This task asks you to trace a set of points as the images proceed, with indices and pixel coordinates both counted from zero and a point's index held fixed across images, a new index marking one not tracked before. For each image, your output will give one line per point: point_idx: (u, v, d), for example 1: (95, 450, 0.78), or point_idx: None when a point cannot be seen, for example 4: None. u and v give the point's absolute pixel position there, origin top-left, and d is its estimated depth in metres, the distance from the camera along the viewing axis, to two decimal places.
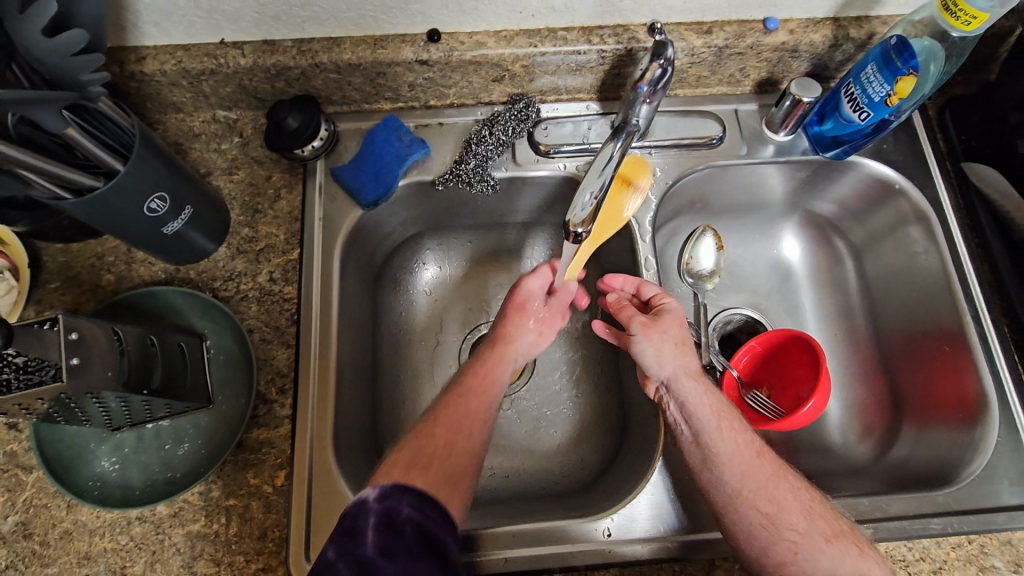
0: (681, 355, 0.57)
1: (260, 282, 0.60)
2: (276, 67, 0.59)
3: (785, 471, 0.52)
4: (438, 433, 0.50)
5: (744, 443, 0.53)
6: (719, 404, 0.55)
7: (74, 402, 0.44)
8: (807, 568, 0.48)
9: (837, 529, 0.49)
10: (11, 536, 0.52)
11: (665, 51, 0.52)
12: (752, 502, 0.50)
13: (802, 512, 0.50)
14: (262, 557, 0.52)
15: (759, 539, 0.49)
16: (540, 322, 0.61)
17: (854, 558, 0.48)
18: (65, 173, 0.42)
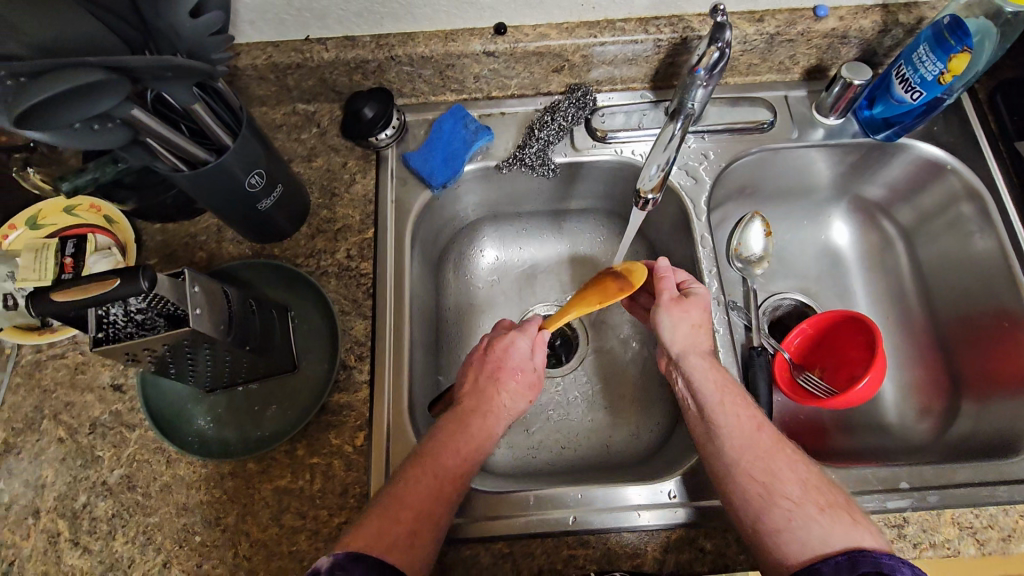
0: (697, 334, 0.60)
1: (338, 259, 0.65)
2: (355, 60, 0.64)
3: (784, 445, 0.52)
4: (403, 517, 0.48)
5: (744, 416, 0.54)
6: (724, 380, 0.57)
7: (188, 349, 0.48)
8: (799, 535, 0.46)
9: (832, 499, 0.48)
10: (117, 487, 0.56)
11: (724, 34, 0.50)
12: (747, 470, 0.50)
13: (797, 482, 0.49)
14: (344, 512, 0.55)
15: (753, 506, 0.49)
16: (521, 383, 0.59)
17: (851, 527, 0.46)
18: (187, 148, 0.47)
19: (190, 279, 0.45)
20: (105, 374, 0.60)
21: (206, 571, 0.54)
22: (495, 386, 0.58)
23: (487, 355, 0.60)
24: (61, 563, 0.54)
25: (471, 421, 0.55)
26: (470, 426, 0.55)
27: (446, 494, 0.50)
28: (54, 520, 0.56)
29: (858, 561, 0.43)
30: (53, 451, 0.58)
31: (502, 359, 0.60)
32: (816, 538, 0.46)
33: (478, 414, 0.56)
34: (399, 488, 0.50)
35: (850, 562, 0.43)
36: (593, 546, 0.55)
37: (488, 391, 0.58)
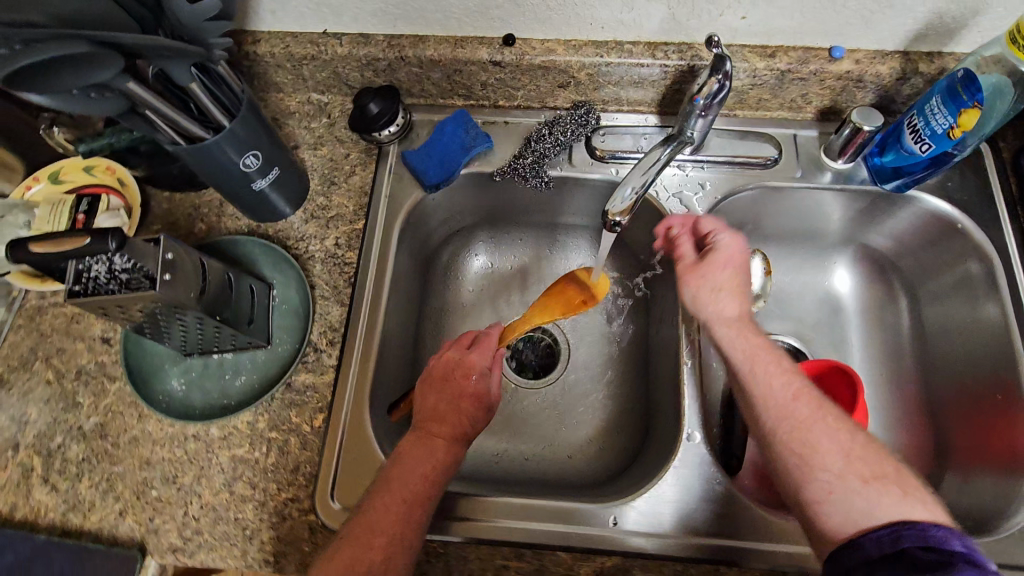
0: (725, 292, 0.57)
1: (326, 245, 0.67)
2: (367, 57, 0.67)
3: (826, 411, 0.50)
4: (376, 547, 0.48)
5: (781, 380, 0.52)
6: (756, 346, 0.54)
7: (176, 313, 0.51)
8: (839, 509, 0.44)
9: (879, 471, 0.45)
10: (90, 434, 0.60)
11: (724, 66, 0.54)
12: (785, 442, 0.49)
13: (837, 452, 0.47)
14: (293, 488, 0.57)
15: (793, 478, 0.48)
16: (478, 407, 0.58)
17: (898, 501, 0.43)
18: (184, 123, 0.49)
19: (164, 246, 0.47)
20: (97, 327, 0.64)
21: (157, 525, 0.56)
22: (458, 412, 0.57)
23: (435, 377, 0.60)
24: (29, 496, 0.58)
25: (435, 446, 0.55)
26: (430, 442, 0.55)
27: (414, 523, 0.50)
28: (30, 456, 0.59)
29: (901, 535, 0.40)
30: (39, 391, 0.62)
31: (451, 380, 0.59)
32: (859, 513, 0.43)
33: (441, 439, 0.55)
34: (367, 516, 0.50)
35: (892, 536, 0.41)
36: (527, 560, 0.55)
37: (437, 416, 0.57)
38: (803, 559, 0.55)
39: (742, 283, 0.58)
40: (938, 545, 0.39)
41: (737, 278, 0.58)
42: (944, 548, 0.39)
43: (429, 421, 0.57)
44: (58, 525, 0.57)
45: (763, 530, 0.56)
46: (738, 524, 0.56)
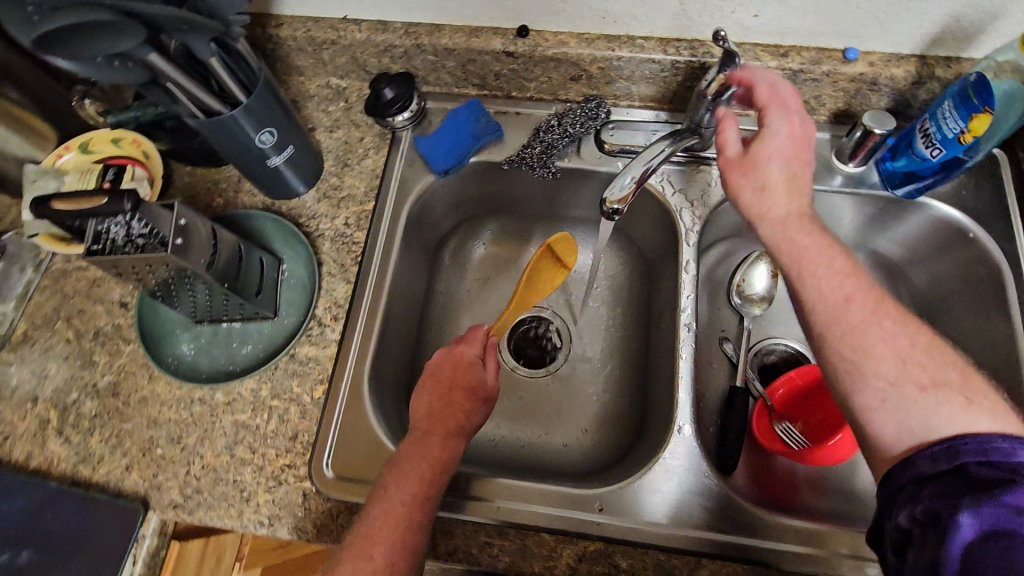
0: (774, 194, 0.54)
1: (336, 225, 0.69)
2: (384, 44, 0.69)
3: (884, 312, 0.47)
4: (378, 554, 0.48)
5: (835, 282, 0.49)
6: (808, 245, 0.52)
7: (187, 280, 0.54)
8: (894, 418, 0.43)
9: (939, 378, 0.43)
10: (104, 391, 0.63)
11: (732, 63, 0.55)
12: (838, 349, 0.47)
13: (894, 359, 0.45)
14: (290, 455, 0.59)
15: (844, 386, 0.46)
16: (473, 399, 0.59)
17: (960, 411, 0.41)
18: (202, 97, 0.52)
19: (179, 212, 0.50)
20: (116, 291, 0.67)
21: (161, 481, 0.59)
22: (452, 408, 0.58)
23: (430, 373, 0.61)
24: (44, 447, 0.61)
25: (431, 443, 0.55)
26: (427, 440, 0.55)
27: (415, 525, 0.50)
28: (47, 409, 0.63)
29: (959, 450, 0.39)
30: (60, 349, 0.65)
31: (447, 374, 0.60)
32: (917, 422, 0.42)
33: (437, 435, 0.55)
34: (366, 524, 0.50)
35: (949, 451, 0.40)
36: (511, 539, 0.56)
37: (434, 412, 0.57)
38: (786, 556, 0.55)
39: (794, 180, 0.54)
40: (999, 459, 0.38)
41: (790, 175, 0.54)
42: (1008, 460, 0.38)
43: (426, 419, 0.57)
44: (68, 476, 0.60)
45: (748, 524, 0.56)
46: (725, 517, 0.56)
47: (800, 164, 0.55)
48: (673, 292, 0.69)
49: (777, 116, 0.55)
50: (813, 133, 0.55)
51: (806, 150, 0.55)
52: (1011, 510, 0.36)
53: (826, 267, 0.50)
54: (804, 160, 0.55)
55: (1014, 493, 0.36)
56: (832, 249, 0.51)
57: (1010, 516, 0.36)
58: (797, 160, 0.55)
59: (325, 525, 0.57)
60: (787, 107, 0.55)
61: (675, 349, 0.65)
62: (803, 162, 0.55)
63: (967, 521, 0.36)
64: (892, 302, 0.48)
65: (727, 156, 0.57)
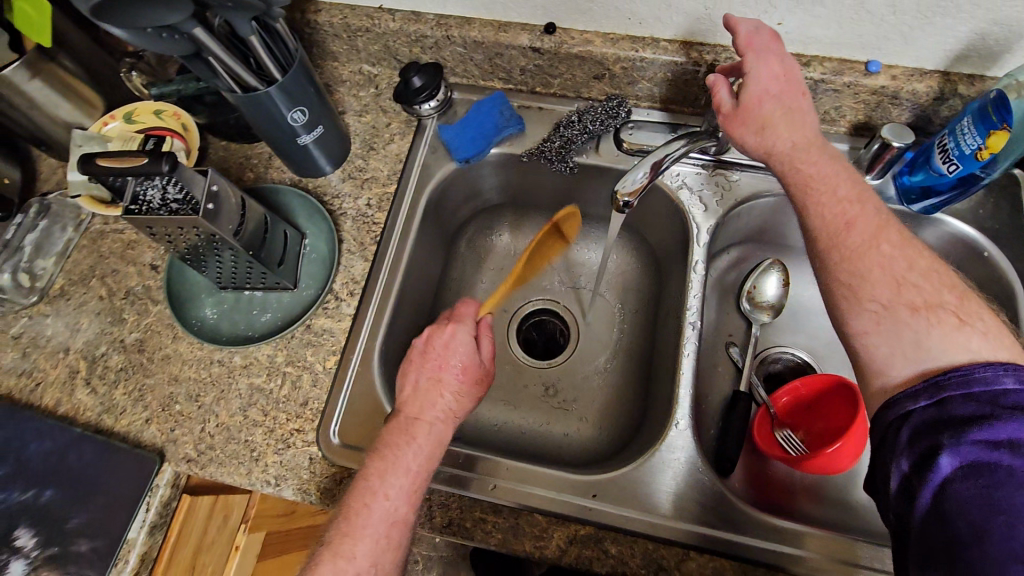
0: (775, 131, 0.57)
1: (359, 205, 0.72)
2: (416, 34, 0.72)
3: (883, 237, 0.51)
4: (359, 554, 0.49)
5: (837, 209, 0.53)
6: (810, 174, 0.55)
7: (215, 246, 0.57)
8: (888, 341, 0.46)
9: (933, 301, 0.47)
10: (131, 346, 0.67)
11: None
12: (836, 273, 0.51)
13: (888, 282, 0.48)
14: (299, 420, 0.62)
15: (842, 310, 0.50)
16: (467, 381, 0.61)
17: (952, 331, 0.44)
18: (240, 72, 0.55)
19: (210, 178, 0.53)
20: (148, 254, 0.71)
21: (177, 435, 0.62)
22: (442, 390, 0.59)
23: (417, 352, 0.61)
24: (72, 395, 0.65)
25: (418, 430, 0.56)
26: (414, 428, 0.56)
27: (400, 520, 0.52)
28: (77, 360, 0.66)
29: (942, 385, 0.41)
30: (93, 304, 0.69)
31: (435, 356, 0.61)
32: (910, 345, 0.45)
33: (424, 422, 0.57)
34: (349, 513, 0.51)
35: (933, 388, 0.42)
36: (504, 516, 0.58)
37: (423, 394, 0.59)
38: (775, 554, 0.55)
39: (789, 111, 0.57)
40: (980, 390, 0.40)
41: (785, 110, 0.57)
42: (989, 389, 0.40)
43: (413, 402, 0.58)
44: (93, 423, 0.63)
45: (739, 521, 0.57)
46: (716, 512, 0.57)
47: (792, 96, 0.57)
48: (681, 290, 0.70)
49: (755, 61, 0.56)
50: (796, 66, 0.57)
51: (794, 83, 0.57)
52: (985, 445, 0.38)
53: (829, 196, 0.54)
54: (795, 90, 0.57)
55: (992, 429, 0.38)
56: (835, 173, 0.55)
57: (987, 451, 0.38)
58: (789, 93, 0.57)
59: (327, 488, 0.59)
60: (765, 47, 0.56)
61: (679, 346, 0.66)
62: (794, 93, 0.57)
63: (946, 460, 0.39)
64: (892, 228, 0.51)
65: (722, 112, 0.59)
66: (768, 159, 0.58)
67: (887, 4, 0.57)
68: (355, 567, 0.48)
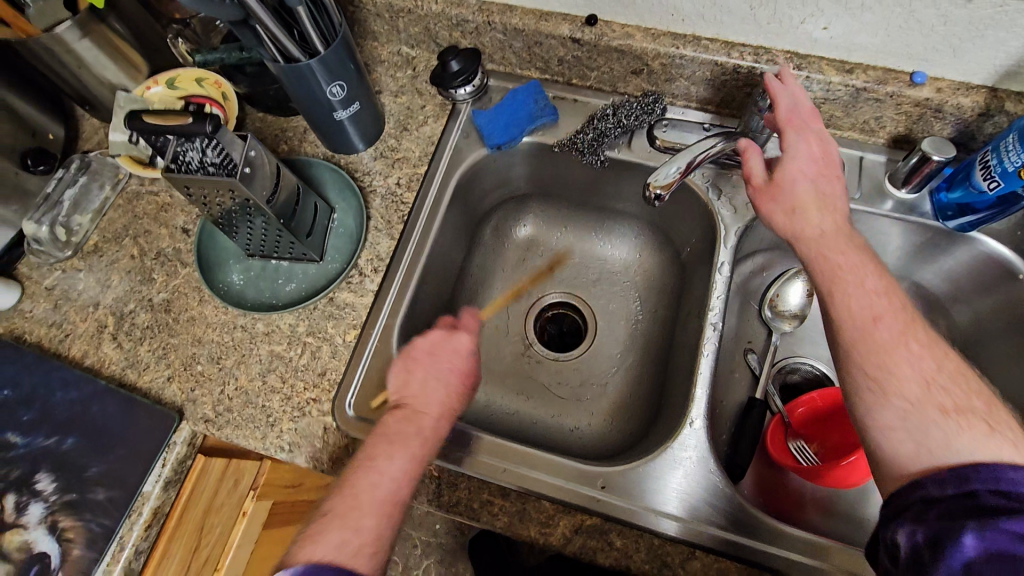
0: (806, 213, 0.56)
1: (389, 183, 0.73)
2: (457, 18, 0.72)
3: (910, 334, 0.49)
4: (365, 526, 0.49)
5: (865, 300, 0.51)
6: (839, 261, 0.53)
7: (248, 212, 0.58)
8: (916, 436, 0.45)
9: (962, 404, 0.45)
10: (158, 306, 0.68)
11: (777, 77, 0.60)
12: (860, 364, 0.49)
13: (916, 379, 0.47)
14: (316, 390, 0.63)
15: (863, 402, 0.48)
16: (470, 385, 0.61)
17: (982, 436, 0.43)
18: (285, 42, 0.56)
19: (249, 143, 0.54)
20: (181, 218, 0.72)
21: (197, 395, 0.63)
22: (446, 390, 0.58)
23: (413, 343, 0.60)
24: (99, 348, 0.66)
25: (424, 423, 0.56)
26: (420, 421, 0.56)
27: (401, 499, 0.51)
28: (106, 315, 0.68)
29: (969, 476, 0.41)
30: (124, 263, 0.71)
31: (433, 349, 0.60)
32: (936, 443, 0.44)
33: (431, 416, 0.56)
34: (348, 491, 0.51)
35: (959, 477, 0.41)
36: (511, 500, 0.58)
37: (424, 391, 0.58)
38: (780, 560, 0.55)
39: (822, 197, 0.56)
40: (1009, 489, 0.39)
41: (818, 194, 0.56)
42: (1018, 490, 0.39)
43: (413, 397, 0.57)
44: (116, 377, 0.65)
45: (747, 524, 0.56)
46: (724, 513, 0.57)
47: (827, 179, 0.57)
48: (704, 291, 0.70)
49: (794, 138, 0.58)
50: (833, 147, 0.58)
51: (831, 165, 0.57)
52: (1011, 536, 0.37)
53: (858, 285, 0.52)
54: (829, 175, 0.57)
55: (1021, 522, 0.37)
56: (864, 263, 0.53)
57: (1014, 542, 0.37)
58: (824, 177, 0.57)
59: (339, 459, 0.60)
60: (804, 126, 0.58)
61: (697, 345, 0.65)
62: (830, 178, 0.57)
63: (969, 541, 0.38)
64: (920, 325, 0.49)
65: (754, 185, 0.59)
66: (794, 242, 0.57)
67: (939, 13, 0.56)
68: (359, 535, 0.48)
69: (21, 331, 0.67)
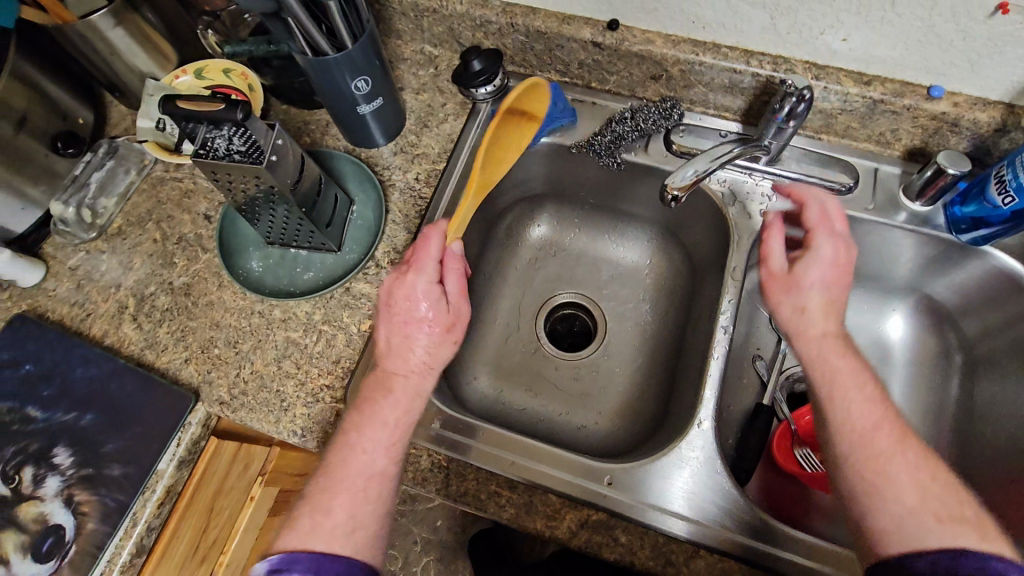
0: (814, 314, 0.57)
1: (408, 178, 0.74)
2: (481, 19, 0.73)
3: (905, 444, 0.50)
4: (336, 509, 0.52)
5: (864, 408, 0.52)
6: (839, 364, 0.55)
7: (272, 199, 0.59)
8: (908, 538, 0.46)
9: (954, 512, 0.46)
10: (178, 289, 0.69)
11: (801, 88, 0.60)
12: (857, 467, 0.50)
13: (911, 487, 0.48)
14: (330, 377, 0.64)
15: (859, 504, 0.50)
16: (441, 333, 0.59)
17: (970, 539, 0.44)
18: (314, 35, 0.57)
19: (276, 132, 0.55)
20: (203, 205, 0.74)
21: (212, 377, 0.65)
22: (416, 342, 0.58)
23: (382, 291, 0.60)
24: (119, 328, 0.68)
25: (397, 386, 0.57)
26: (391, 382, 0.57)
27: (376, 477, 0.54)
28: (127, 297, 0.69)
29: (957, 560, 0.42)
30: (147, 246, 0.72)
31: (392, 299, 0.58)
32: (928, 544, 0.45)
33: (402, 376, 0.57)
34: (326, 473, 0.54)
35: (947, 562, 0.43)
36: (518, 493, 0.59)
37: (395, 348, 0.58)
38: (784, 562, 0.55)
39: (832, 303, 0.57)
40: None
41: (829, 300, 0.57)
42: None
43: (387, 356, 0.58)
44: (135, 356, 0.66)
45: (752, 525, 0.57)
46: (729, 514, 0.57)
47: (841, 287, 0.58)
48: (716, 295, 0.71)
49: (822, 238, 0.59)
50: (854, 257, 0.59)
51: (848, 275, 0.58)
52: None
53: (857, 390, 0.53)
54: (845, 284, 0.58)
55: None
56: (863, 370, 0.55)
57: None
58: (839, 285, 0.58)
59: None
60: (834, 230, 0.60)
61: (707, 348, 0.66)
62: (844, 287, 0.58)
63: None
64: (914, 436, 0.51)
65: (770, 270, 0.60)
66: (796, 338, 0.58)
67: (958, 28, 0.57)
68: (331, 521, 0.51)
69: (44, 308, 0.69)
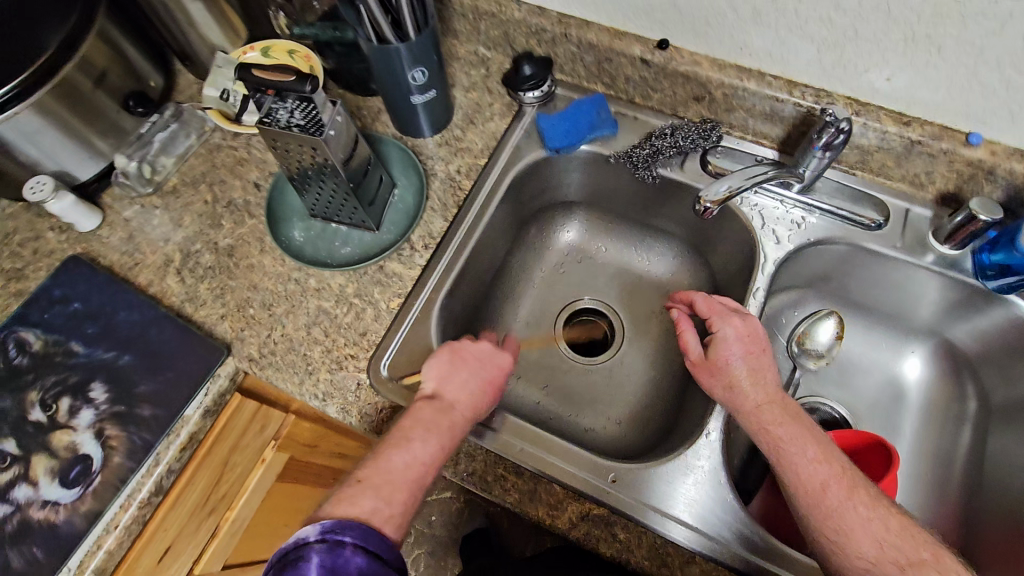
0: (742, 387, 0.59)
1: (449, 169, 0.77)
2: (537, 27, 0.77)
3: (855, 497, 0.52)
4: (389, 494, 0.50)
5: (810, 468, 0.54)
6: (776, 432, 0.57)
7: (324, 173, 0.63)
8: None
9: (913, 559, 0.49)
10: (222, 250, 0.73)
11: (839, 123, 0.62)
12: (820, 528, 0.52)
13: (872, 541, 0.50)
14: (355, 348, 0.67)
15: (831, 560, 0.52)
16: (490, 391, 0.61)
17: None
18: (382, 23, 0.61)
19: (337, 109, 0.58)
20: (254, 173, 0.78)
21: (245, 335, 0.68)
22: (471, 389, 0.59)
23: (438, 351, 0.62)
24: (163, 280, 0.71)
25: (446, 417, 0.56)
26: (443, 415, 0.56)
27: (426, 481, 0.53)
28: (173, 251, 0.73)
29: None
30: (197, 207, 0.76)
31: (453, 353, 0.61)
32: None
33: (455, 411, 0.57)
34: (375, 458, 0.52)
35: None
36: (524, 479, 0.61)
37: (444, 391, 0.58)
38: None
39: (753, 372, 0.60)
40: None
41: (749, 369, 0.60)
42: None
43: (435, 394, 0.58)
44: (175, 307, 0.69)
45: (751, 540, 0.57)
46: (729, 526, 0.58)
47: (757, 356, 0.62)
48: None
49: (720, 323, 0.64)
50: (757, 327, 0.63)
51: (757, 341, 0.62)
52: None
53: (799, 453, 0.55)
54: (759, 353, 0.62)
55: None
56: (800, 430, 0.56)
57: None
58: (753, 355, 0.61)
59: (367, 414, 0.63)
60: (727, 313, 0.64)
61: None
62: (758, 355, 0.62)
63: None
64: (861, 482, 0.53)
65: (693, 361, 0.64)
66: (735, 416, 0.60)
67: (1002, 78, 0.58)
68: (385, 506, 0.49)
69: (96, 253, 0.73)
